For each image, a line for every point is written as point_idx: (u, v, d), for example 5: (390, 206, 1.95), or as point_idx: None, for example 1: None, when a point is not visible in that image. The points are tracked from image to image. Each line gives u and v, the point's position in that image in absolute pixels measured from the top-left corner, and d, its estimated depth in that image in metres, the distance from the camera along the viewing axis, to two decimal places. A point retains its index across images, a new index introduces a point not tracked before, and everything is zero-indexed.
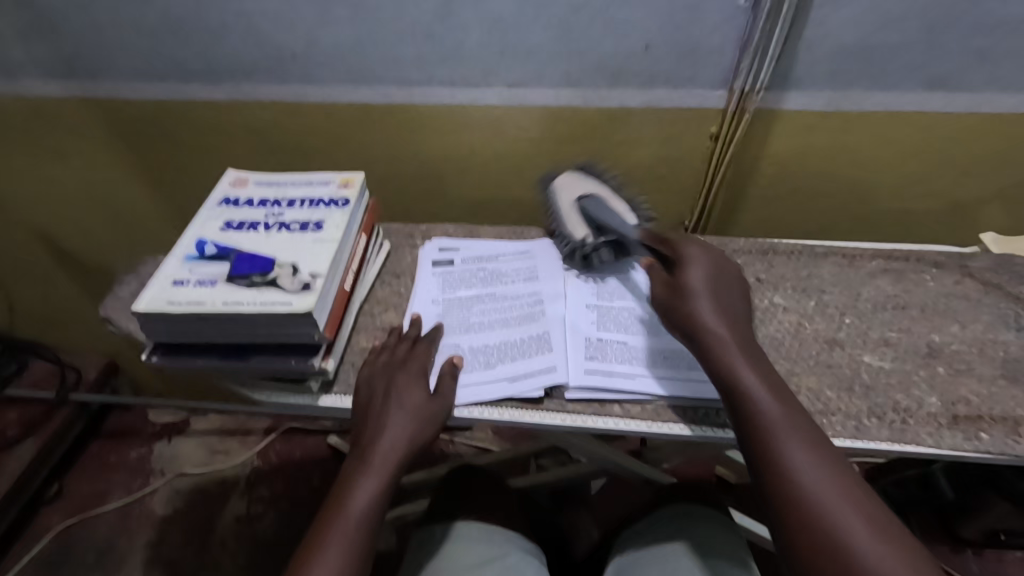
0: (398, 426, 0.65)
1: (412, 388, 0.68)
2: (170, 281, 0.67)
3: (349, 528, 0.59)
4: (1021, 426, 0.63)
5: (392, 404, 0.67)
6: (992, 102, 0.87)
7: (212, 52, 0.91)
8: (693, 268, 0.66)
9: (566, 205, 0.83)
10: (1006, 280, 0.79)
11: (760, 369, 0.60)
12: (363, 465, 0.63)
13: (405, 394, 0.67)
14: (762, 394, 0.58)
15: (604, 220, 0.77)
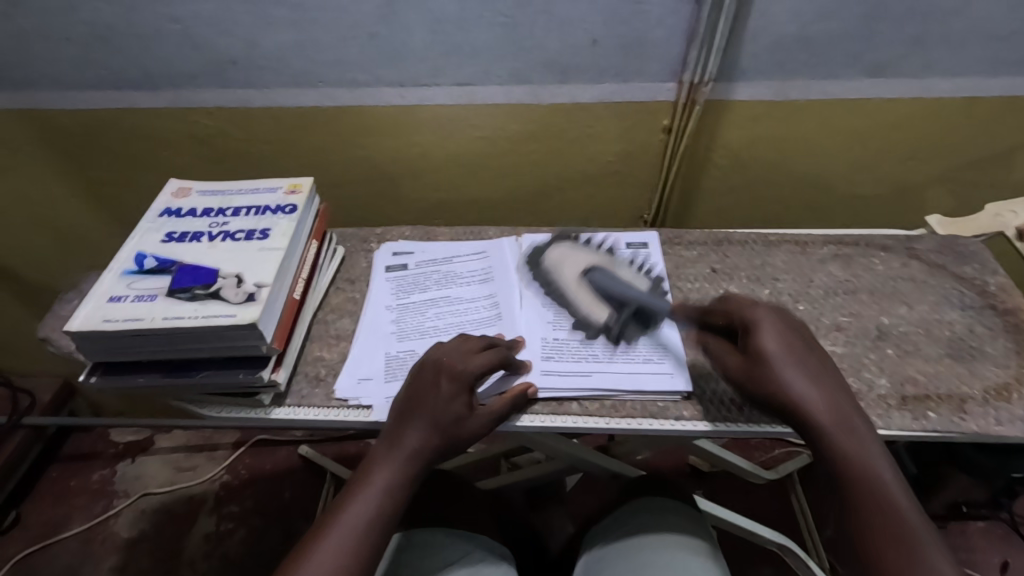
0: (427, 429, 0.61)
1: (444, 392, 0.62)
2: (107, 297, 0.64)
3: (344, 536, 0.55)
4: (966, 404, 0.65)
5: (422, 406, 0.62)
6: (930, 87, 0.89)
7: (150, 59, 0.88)
8: (762, 330, 0.60)
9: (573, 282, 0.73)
10: (950, 260, 0.81)
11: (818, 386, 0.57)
12: (387, 455, 0.61)
13: (439, 400, 0.62)
14: (847, 448, 0.55)
15: (623, 294, 0.69)
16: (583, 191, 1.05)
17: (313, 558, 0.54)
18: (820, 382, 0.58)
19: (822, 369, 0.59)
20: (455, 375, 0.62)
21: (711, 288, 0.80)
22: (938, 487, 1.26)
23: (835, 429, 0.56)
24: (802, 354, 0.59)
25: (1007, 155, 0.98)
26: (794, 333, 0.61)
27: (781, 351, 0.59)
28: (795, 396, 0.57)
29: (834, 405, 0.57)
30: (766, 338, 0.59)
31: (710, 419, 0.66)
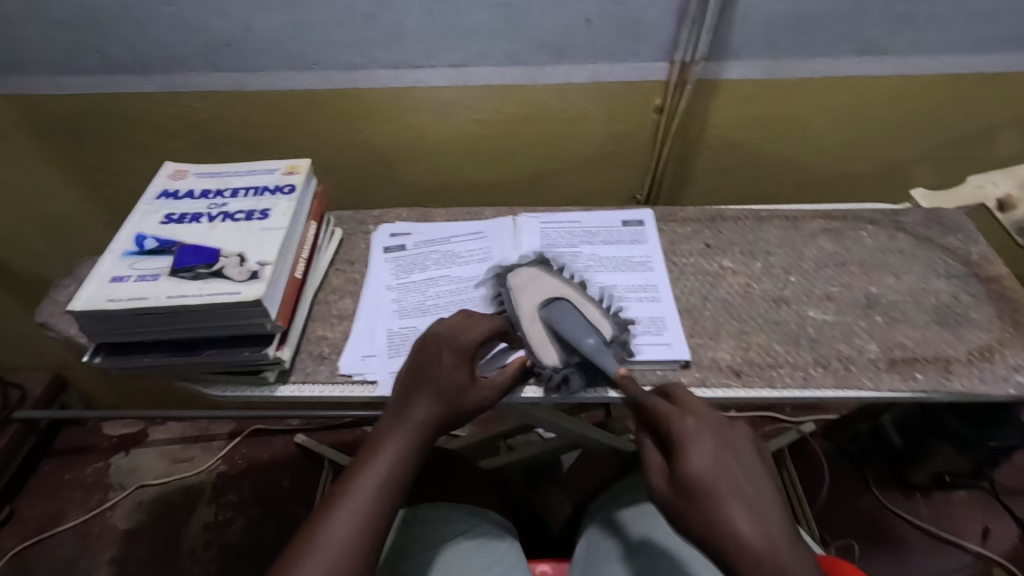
0: (431, 400, 0.62)
1: (447, 363, 0.63)
2: (109, 278, 0.64)
3: (357, 504, 0.56)
4: (951, 365, 0.67)
5: (426, 378, 0.63)
6: (915, 65, 0.91)
7: (140, 41, 0.87)
8: (689, 446, 0.50)
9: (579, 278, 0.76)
10: (935, 232, 0.83)
11: (758, 509, 0.47)
12: (394, 427, 0.62)
13: (443, 372, 0.63)
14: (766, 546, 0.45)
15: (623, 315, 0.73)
16: (577, 173, 1.06)
17: (327, 529, 0.55)
18: (746, 488, 0.49)
19: (763, 498, 0.48)
20: (454, 346, 0.64)
21: (705, 262, 0.82)
22: (923, 457, 1.30)
23: (755, 536, 0.46)
24: (742, 477, 0.49)
25: (987, 131, 1.01)
26: (734, 458, 0.50)
27: (718, 482, 0.48)
28: (709, 492, 0.48)
29: (756, 510, 0.47)
30: (693, 451, 0.50)
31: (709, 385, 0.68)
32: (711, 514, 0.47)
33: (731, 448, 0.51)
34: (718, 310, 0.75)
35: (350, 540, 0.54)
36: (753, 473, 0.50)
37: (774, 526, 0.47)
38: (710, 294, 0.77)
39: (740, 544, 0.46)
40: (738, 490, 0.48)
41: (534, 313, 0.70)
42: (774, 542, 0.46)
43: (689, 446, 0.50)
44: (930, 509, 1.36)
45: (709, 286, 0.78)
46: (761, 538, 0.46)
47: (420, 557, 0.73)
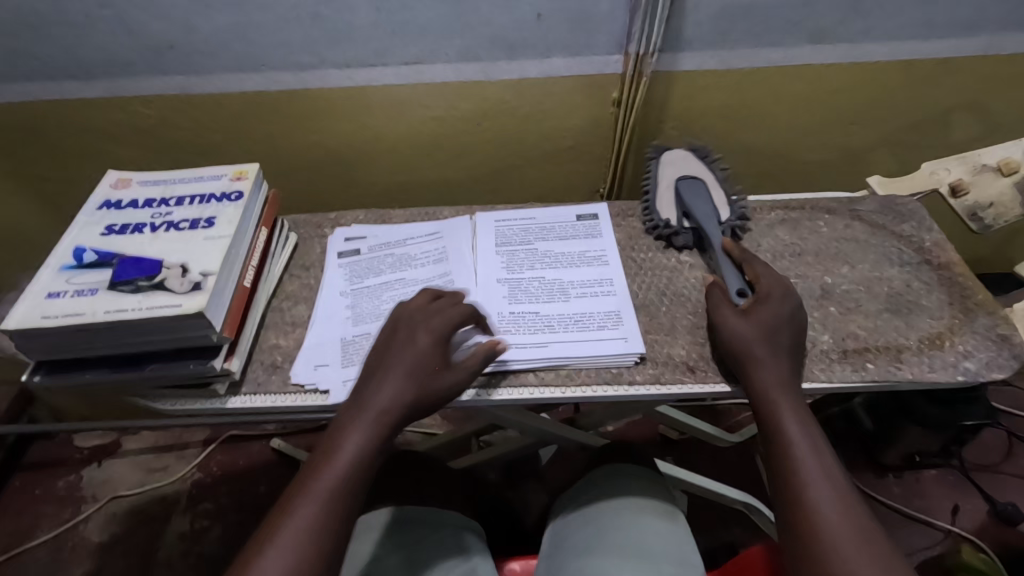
0: (400, 383, 0.60)
1: (415, 348, 0.62)
2: (44, 294, 0.62)
3: (318, 498, 0.53)
4: (902, 353, 0.68)
5: (393, 364, 0.61)
6: (869, 52, 0.91)
7: (79, 45, 0.84)
8: (756, 314, 0.66)
9: (665, 180, 0.85)
10: (889, 220, 0.84)
11: (780, 363, 0.63)
12: (361, 411, 0.59)
13: (415, 354, 0.61)
14: (761, 370, 0.62)
15: (698, 214, 0.80)
16: (540, 168, 1.05)
17: (290, 526, 0.52)
18: (781, 342, 0.64)
19: (788, 354, 0.64)
20: (421, 335, 0.63)
21: (663, 256, 0.82)
22: (893, 440, 1.32)
23: (762, 357, 0.63)
24: (778, 339, 0.64)
25: (943, 116, 1.02)
26: (787, 328, 0.66)
27: (761, 338, 0.64)
28: (749, 331, 0.65)
29: (776, 354, 0.63)
30: (766, 312, 0.66)
31: (663, 382, 0.67)
32: (739, 335, 0.65)
33: (782, 320, 0.66)
34: (674, 305, 0.75)
35: (313, 540, 0.51)
36: (790, 345, 0.65)
37: (783, 366, 0.63)
38: (669, 289, 0.77)
39: (751, 367, 0.63)
40: (769, 343, 0.64)
41: (670, 183, 0.84)
42: (773, 383, 0.62)
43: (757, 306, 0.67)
44: (902, 490, 1.38)
45: (666, 281, 0.78)
46: (767, 365, 0.63)
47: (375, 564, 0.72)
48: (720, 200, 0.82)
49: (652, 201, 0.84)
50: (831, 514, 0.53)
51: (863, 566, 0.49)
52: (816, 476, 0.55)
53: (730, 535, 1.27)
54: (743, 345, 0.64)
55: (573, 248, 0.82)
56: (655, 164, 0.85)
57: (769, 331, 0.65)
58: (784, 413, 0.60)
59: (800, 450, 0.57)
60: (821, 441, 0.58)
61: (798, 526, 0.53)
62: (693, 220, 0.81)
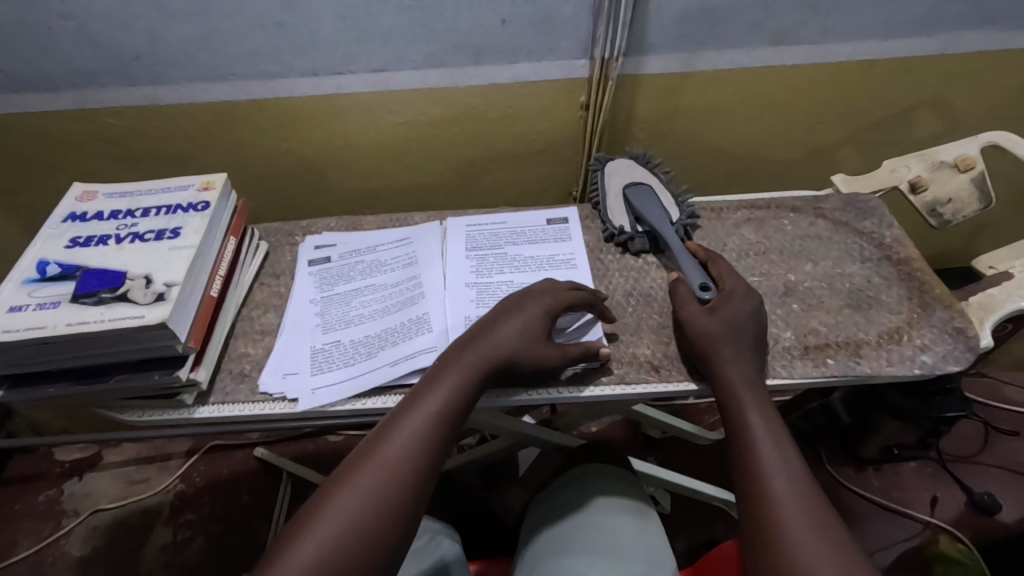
0: (499, 352, 0.62)
1: (505, 327, 0.64)
2: (6, 308, 0.62)
3: (396, 450, 0.53)
4: (861, 348, 0.69)
5: (479, 342, 0.62)
6: (829, 52, 0.93)
7: (43, 57, 0.84)
8: (720, 311, 0.67)
9: (614, 190, 0.87)
10: (852, 217, 0.85)
11: (745, 361, 0.64)
12: (436, 376, 0.59)
13: (521, 322, 0.64)
14: (727, 363, 0.64)
15: (646, 213, 0.82)
16: (512, 171, 1.06)
17: (361, 476, 0.51)
18: (743, 336, 0.66)
19: (749, 352, 0.65)
20: (514, 317, 0.65)
21: (631, 258, 0.83)
22: (871, 432, 1.34)
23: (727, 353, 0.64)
24: (739, 337, 0.66)
25: (905, 114, 1.04)
26: (750, 326, 0.67)
27: (725, 336, 0.65)
28: (711, 327, 0.66)
29: (739, 348, 0.65)
30: (731, 309, 0.67)
31: (628, 382, 0.68)
32: (702, 332, 0.66)
33: (744, 317, 0.67)
34: (640, 305, 0.76)
35: (380, 491, 0.50)
36: (753, 342, 0.66)
37: (747, 363, 0.64)
38: (636, 289, 0.78)
39: (716, 363, 0.64)
40: (732, 341, 0.65)
41: (619, 191, 0.86)
42: (737, 380, 0.63)
43: (721, 303, 0.68)
44: (881, 482, 1.40)
45: (633, 281, 0.79)
46: (731, 358, 0.64)
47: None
48: (668, 202, 0.85)
49: (604, 210, 0.86)
50: (788, 503, 0.53)
51: (818, 551, 0.49)
52: (777, 467, 0.56)
53: (712, 531, 1.28)
54: (708, 341, 0.66)
55: (538, 252, 0.83)
56: (601, 175, 0.88)
57: (732, 328, 0.66)
58: (745, 402, 0.61)
59: (764, 443, 0.58)
60: (784, 439, 0.59)
61: (759, 517, 0.53)
62: (644, 222, 0.83)
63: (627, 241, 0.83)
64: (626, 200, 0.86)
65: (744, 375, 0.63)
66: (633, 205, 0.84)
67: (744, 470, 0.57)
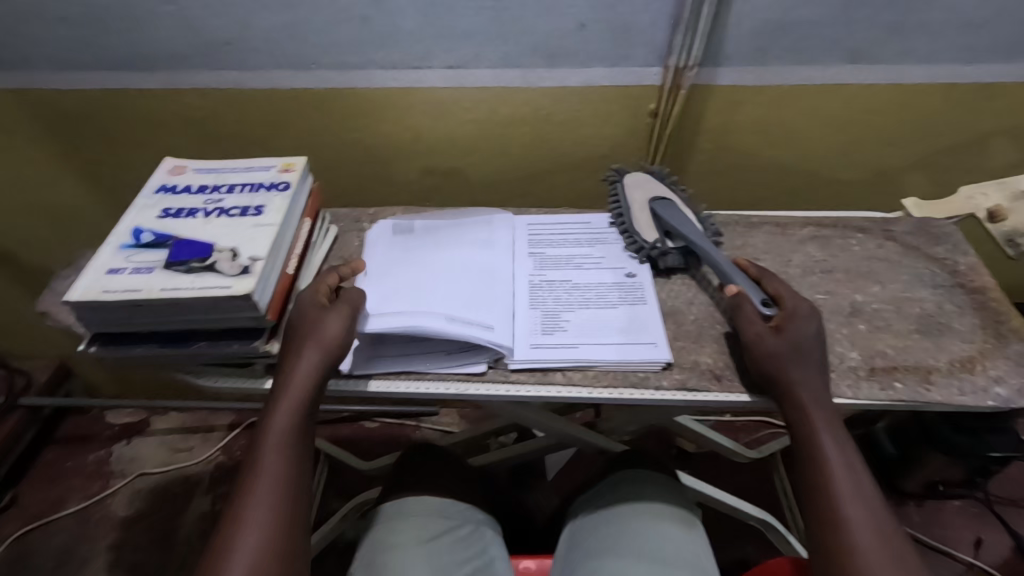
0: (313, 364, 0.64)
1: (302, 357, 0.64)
2: (105, 270, 0.66)
3: (274, 477, 0.59)
4: (931, 374, 0.68)
5: (286, 382, 0.64)
6: (908, 74, 0.92)
7: (142, 38, 0.89)
8: (787, 331, 0.66)
9: (638, 202, 0.84)
10: (923, 242, 0.84)
11: (819, 383, 0.64)
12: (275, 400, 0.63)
13: (326, 327, 0.66)
14: (801, 388, 0.63)
15: (677, 227, 0.79)
16: (573, 175, 1.07)
17: (248, 510, 0.57)
18: (811, 354, 0.65)
19: (818, 373, 0.65)
20: (309, 341, 0.65)
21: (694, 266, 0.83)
22: (916, 466, 1.30)
23: (802, 378, 0.64)
24: (811, 357, 0.65)
25: (980, 141, 1.01)
26: (817, 345, 0.66)
27: (797, 357, 0.64)
28: (781, 347, 0.65)
29: (810, 369, 0.64)
30: (797, 329, 0.66)
31: (689, 388, 0.68)
32: (769, 352, 0.65)
33: (813, 336, 0.66)
34: (702, 312, 0.76)
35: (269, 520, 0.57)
36: (821, 363, 0.65)
37: (820, 390, 0.64)
38: (697, 298, 0.78)
39: (789, 386, 0.63)
40: (805, 362, 0.64)
41: (644, 203, 0.84)
42: (808, 405, 0.63)
43: (791, 323, 0.67)
44: (923, 518, 1.35)
45: (695, 290, 0.79)
46: (804, 384, 0.63)
47: (380, 559, 0.74)
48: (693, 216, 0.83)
49: (630, 224, 0.83)
50: (864, 539, 0.56)
51: None
52: (850, 501, 0.58)
53: (742, 552, 1.26)
54: (779, 361, 0.64)
55: (600, 254, 0.84)
56: (625, 188, 0.86)
57: (799, 351, 0.65)
58: (820, 430, 0.62)
59: (838, 473, 0.59)
60: (856, 460, 0.61)
61: (830, 541, 0.57)
62: (676, 237, 0.80)
63: (660, 255, 0.80)
64: (651, 212, 0.83)
65: (816, 397, 0.63)
66: (660, 217, 0.81)
67: (815, 498, 0.59)
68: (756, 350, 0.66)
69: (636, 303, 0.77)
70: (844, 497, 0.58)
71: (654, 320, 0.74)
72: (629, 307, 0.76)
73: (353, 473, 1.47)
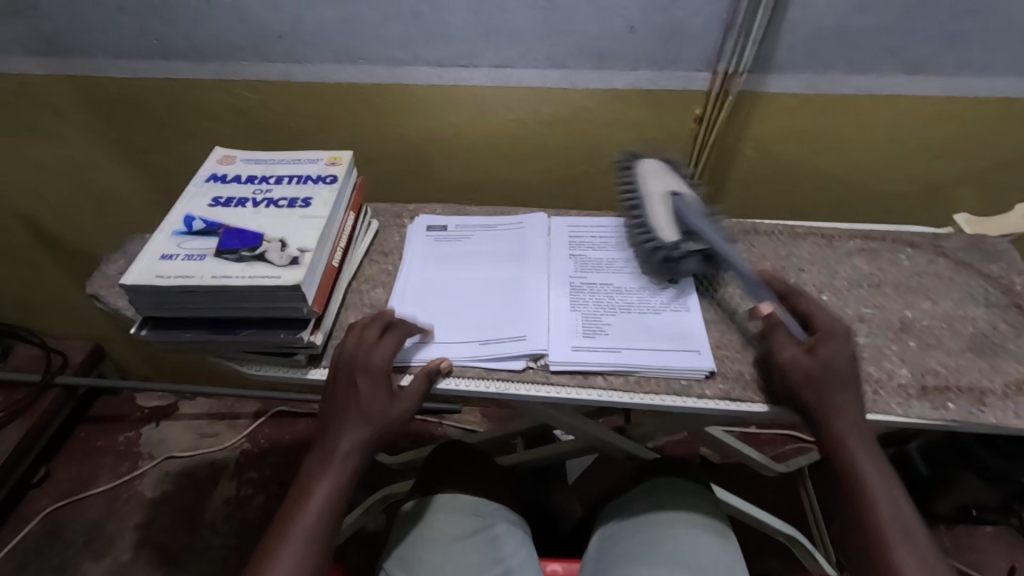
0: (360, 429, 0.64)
1: (345, 435, 0.63)
2: (159, 255, 0.67)
3: (311, 530, 0.60)
4: (985, 396, 0.66)
5: (329, 454, 0.63)
6: (965, 86, 0.89)
7: (197, 29, 0.91)
8: (824, 353, 0.64)
9: (655, 196, 0.77)
10: (976, 259, 0.82)
11: (857, 412, 0.62)
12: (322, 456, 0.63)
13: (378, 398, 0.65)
14: (840, 415, 0.62)
15: (701, 226, 0.73)
16: (612, 178, 1.06)
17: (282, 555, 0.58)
18: (847, 378, 0.63)
19: (854, 398, 0.63)
20: (359, 417, 0.64)
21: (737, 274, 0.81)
22: (949, 489, 1.26)
23: (839, 407, 0.62)
24: (847, 382, 0.63)
25: None
26: (854, 366, 0.64)
27: (835, 383, 0.62)
28: (818, 373, 0.62)
29: (846, 397, 0.62)
30: (833, 351, 0.64)
31: (732, 398, 0.67)
32: (803, 377, 0.63)
33: (851, 359, 0.64)
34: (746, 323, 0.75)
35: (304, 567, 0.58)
36: (855, 389, 0.63)
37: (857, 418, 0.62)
38: (740, 307, 0.77)
39: (825, 414, 0.62)
40: (839, 388, 0.62)
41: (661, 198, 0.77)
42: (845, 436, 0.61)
43: (830, 346, 0.64)
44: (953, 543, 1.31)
45: (738, 299, 0.78)
46: (842, 414, 0.62)
47: (414, 555, 0.75)
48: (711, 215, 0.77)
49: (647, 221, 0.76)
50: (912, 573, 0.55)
51: None
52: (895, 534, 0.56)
53: (766, 566, 1.24)
54: (814, 388, 0.62)
55: (641, 259, 0.83)
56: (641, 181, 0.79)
57: (834, 375, 0.63)
58: (860, 460, 0.60)
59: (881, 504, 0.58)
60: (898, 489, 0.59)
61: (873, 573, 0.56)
62: (699, 237, 0.74)
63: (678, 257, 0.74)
64: (670, 209, 0.76)
65: (853, 425, 0.62)
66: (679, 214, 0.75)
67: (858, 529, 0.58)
68: (789, 373, 0.63)
69: (677, 309, 0.76)
70: (888, 530, 0.57)
71: (697, 329, 0.73)
72: (671, 313, 0.75)
73: (375, 466, 1.48)
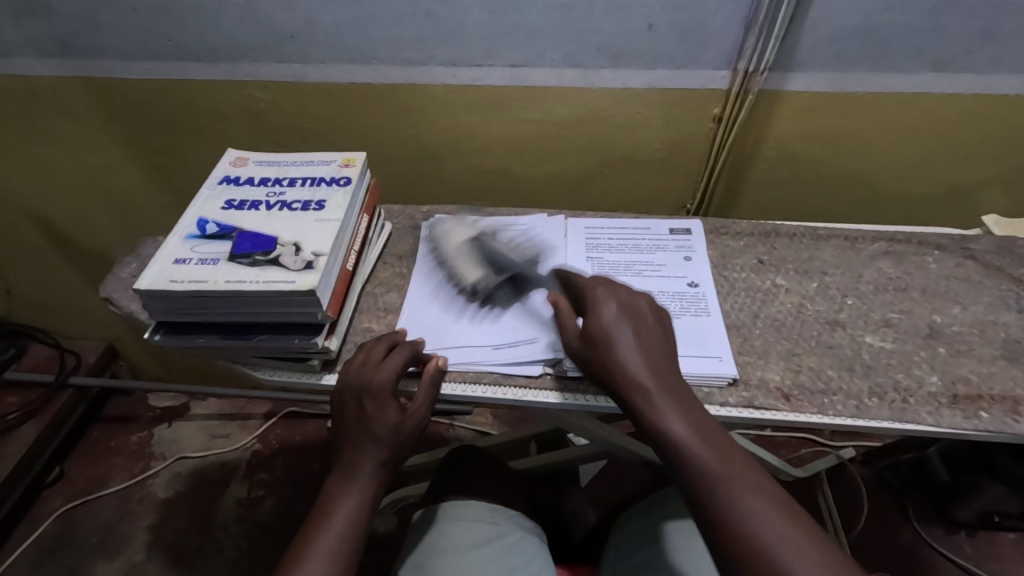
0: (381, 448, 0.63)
1: (364, 456, 0.62)
2: (172, 259, 0.66)
3: (330, 548, 0.58)
4: (1020, 405, 0.64)
5: (352, 475, 0.62)
6: (994, 84, 0.87)
7: (209, 30, 0.90)
8: (607, 345, 0.60)
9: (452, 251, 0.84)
10: (1007, 262, 0.79)
11: (683, 411, 0.57)
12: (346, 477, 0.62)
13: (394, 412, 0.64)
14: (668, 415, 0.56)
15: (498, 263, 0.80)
16: (628, 179, 1.05)
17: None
18: (665, 376, 0.59)
19: (672, 394, 0.58)
20: (380, 436, 0.63)
21: (758, 278, 0.80)
22: (971, 496, 1.23)
23: (666, 407, 0.57)
24: (656, 377, 0.59)
25: None
26: (649, 357, 0.60)
27: (635, 377, 0.58)
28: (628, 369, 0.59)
29: (670, 395, 0.58)
30: (614, 346, 0.60)
31: (757, 406, 0.65)
32: (634, 376, 0.58)
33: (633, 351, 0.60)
34: (769, 328, 0.73)
35: None
36: (677, 386, 0.59)
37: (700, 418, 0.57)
38: (762, 311, 0.75)
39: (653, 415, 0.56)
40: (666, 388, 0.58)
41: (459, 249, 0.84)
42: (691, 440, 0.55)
43: (604, 340, 0.60)
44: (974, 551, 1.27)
45: (760, 303, 0.76)
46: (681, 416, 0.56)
47: (430, 563, 0.73)
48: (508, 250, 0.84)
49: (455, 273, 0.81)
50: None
51: None
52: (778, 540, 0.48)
53: None
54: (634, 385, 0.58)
55: (660, 262, 0.81)
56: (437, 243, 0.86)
57: (649, 370, 0.59)
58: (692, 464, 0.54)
59: (755, 513, 0.50)
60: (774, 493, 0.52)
61: None
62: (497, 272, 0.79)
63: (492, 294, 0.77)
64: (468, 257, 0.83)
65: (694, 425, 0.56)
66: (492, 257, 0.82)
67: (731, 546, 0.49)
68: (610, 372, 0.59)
69: (697, 313, 0.74)
70: (772, 538, 0.48)
71: (718, 334, 0.72)
72: (691, 318, 0.74)
73: None
